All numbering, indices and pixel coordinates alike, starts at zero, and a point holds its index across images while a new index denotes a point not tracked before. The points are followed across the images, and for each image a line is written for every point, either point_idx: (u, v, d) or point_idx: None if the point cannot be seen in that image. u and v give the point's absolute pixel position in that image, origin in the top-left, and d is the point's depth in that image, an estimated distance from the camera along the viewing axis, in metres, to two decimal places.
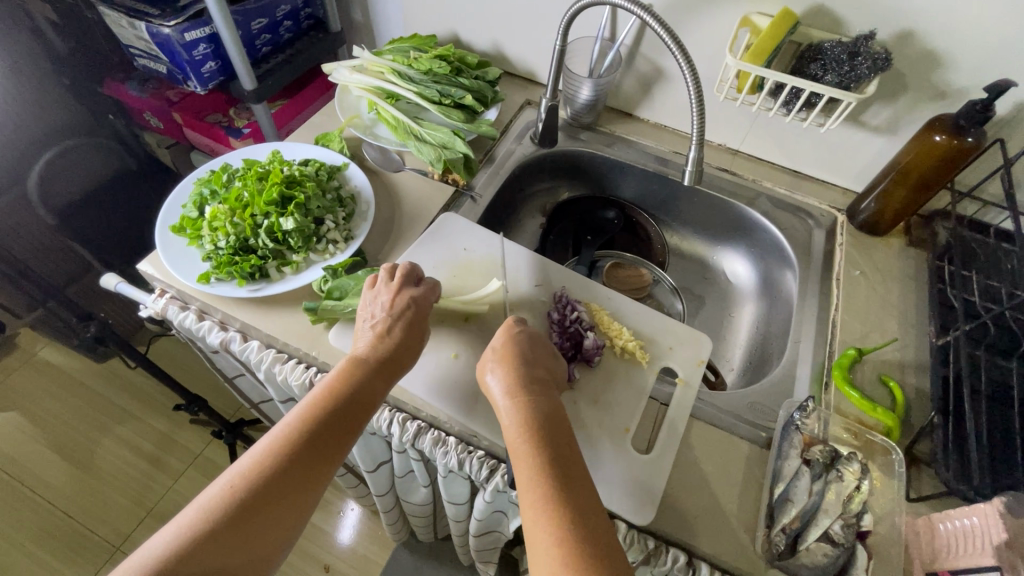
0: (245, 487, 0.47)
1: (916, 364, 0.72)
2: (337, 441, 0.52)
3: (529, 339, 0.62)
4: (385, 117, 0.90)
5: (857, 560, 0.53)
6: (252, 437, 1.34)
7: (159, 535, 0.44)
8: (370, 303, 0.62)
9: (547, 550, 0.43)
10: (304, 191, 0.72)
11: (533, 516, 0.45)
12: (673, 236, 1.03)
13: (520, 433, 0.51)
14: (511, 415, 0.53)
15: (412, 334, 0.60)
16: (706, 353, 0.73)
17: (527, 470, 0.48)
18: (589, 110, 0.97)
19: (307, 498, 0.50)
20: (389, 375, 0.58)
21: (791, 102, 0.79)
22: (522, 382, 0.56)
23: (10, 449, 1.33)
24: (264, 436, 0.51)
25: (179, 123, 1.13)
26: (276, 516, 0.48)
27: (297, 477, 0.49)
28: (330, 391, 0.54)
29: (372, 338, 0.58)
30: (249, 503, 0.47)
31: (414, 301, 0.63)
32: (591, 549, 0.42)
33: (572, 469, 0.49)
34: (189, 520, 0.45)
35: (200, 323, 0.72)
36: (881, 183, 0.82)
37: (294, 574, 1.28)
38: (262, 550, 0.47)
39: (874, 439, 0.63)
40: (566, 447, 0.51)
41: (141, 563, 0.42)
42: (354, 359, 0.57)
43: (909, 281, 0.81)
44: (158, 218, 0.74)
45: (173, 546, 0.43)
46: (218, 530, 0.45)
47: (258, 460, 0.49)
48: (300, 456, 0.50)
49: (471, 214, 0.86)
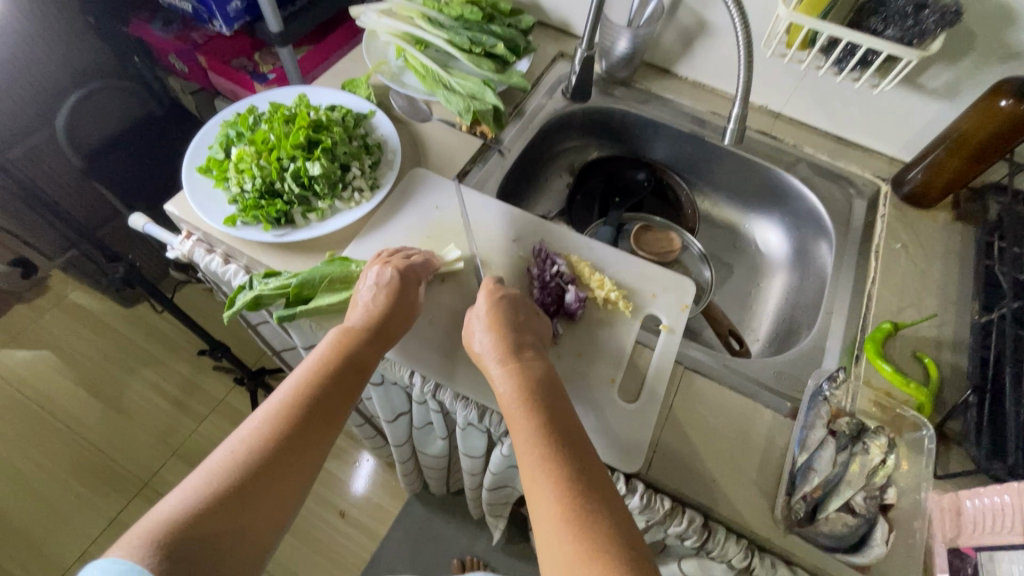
0: (250, 453, 0.47)
1: (953, 342, 0.69)
2: (337, 406, 0.53)
3: (515, 299, 0.62)
4: (414, 65, 0.87)
5: (877, 531, 0.53)
6: (272, 386, 1.37)
7: (166, 501, 0.43)
8: (362, 279, 0.62)
9: (547, 503, 0.45)
10: (331, 136, 0.71)
11: (531, 474, 0.47)
12: (704, 201, 0.99)
13: (515, 398, 0.52)
14: (504, 380, 0.54)
15: (404, 304, 0.61)
16: (689, 297, 0.71)
17: (521, 432, 0.49)
18: (625, 64, 0.93)
19: (311, 460, 0.50)
20: (383, 344, 0.58)
21: (844, 59, 0.75)
22: (511, 346, 0.56)
23: (45, 385, 1.39)
24: (263, 405, 0.51)
25: (204, 67, 1.11)
26: (283, 478, 0.47)
27: (300, 439, 0.49)
28: (325, 359, 0.54)
29: (364, 309, 0.59)
30: (254, 468, 0.46)
31: (407, 272, 0.63)
32: (595, 509, 0.44)
33: (572, 433, 0.50)
34: (194, 486, 0.44)
35: (225, 267, 0.72)
36: (935, 152, 0.77)
37: (311, 517, 1.33)
38: (272, 511, 0.46)
39: (904, 413, 0.61)
40: (560, 411, 0.51)
41: (150, 528, 0.41)
42: (346, 328, 0.57)
43: (953, 257, 0.77)
44: (185, 159, 0.73)
45: (182, 511, 0.42)
46: (226, 495, 0.44)
47: (261, 428, 0.49)
48: (301, 422, 0.50)
49: (497, 168, 0.84)
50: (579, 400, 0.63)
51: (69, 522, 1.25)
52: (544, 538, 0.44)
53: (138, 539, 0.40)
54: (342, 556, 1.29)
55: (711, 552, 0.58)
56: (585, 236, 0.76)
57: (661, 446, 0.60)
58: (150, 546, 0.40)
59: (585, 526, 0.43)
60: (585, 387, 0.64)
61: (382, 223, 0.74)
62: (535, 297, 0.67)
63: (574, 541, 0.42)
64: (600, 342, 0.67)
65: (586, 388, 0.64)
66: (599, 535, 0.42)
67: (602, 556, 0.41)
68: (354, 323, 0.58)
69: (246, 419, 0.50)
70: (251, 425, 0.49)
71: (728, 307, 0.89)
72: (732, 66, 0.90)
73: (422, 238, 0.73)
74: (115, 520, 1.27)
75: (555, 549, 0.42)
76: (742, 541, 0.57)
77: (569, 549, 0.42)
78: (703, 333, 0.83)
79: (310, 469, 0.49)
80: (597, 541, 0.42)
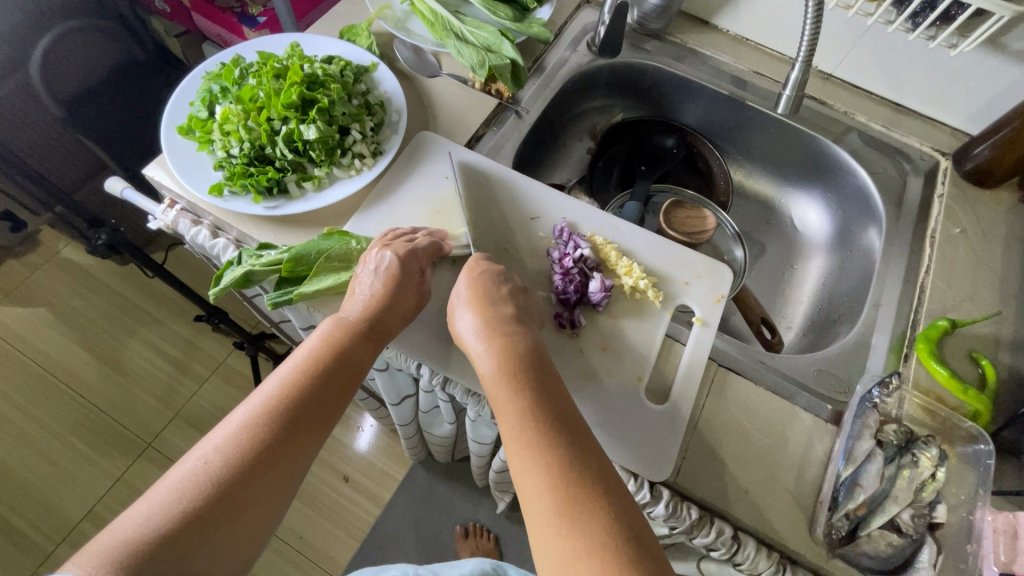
0: (224, 462, 0.40)
1: (1013, 341, 0.62)
2: (328, 409, 0.46)
3: (499, 274, 0.55)
4: (421, 9, 0.76)
5: (923, 553, 0.50)
6: (273, 351, 1.33)
7: (128, 515, 0.37)
8: (361, 264, 0.56)
9: (536, 492, 0.38)
10: (327, 94, 0.62)
11: (517, 457, 0.41)
12: (738, 172, 0.90)
13: (498, 377, 0.46)
14: (486, 359, 0.48)
15: (405, 294, 0.54)
16: (726, 287, 0.64)
17: (507, 412, 0.43)
18: (661, 14, 0.82)
19: (296, 469, 0.43)
20: (381, 340, 0.52)
21: (920, 14, 0.66)
22: (495, 321, 0.50)
23: (42, 344, 1.35)
24: (243, 403, 0.44)
25: (187, 7, 1.01)
26: (263, 490, 0.41)
27: (284, 445, 0.42)
28: (317, 354, 0.47)
29: (361, 299, 0.52)
30: (231, 478, 0.40)
31: (410, 257, 0.56)
32: (594, 499, 0.37)
33: (565, 412, 0.44)
34: (161, 499, 0.38)
35: (214, 240, 0.64)
36: (1009, 125, 0.67)
37: (315, 482, 1.32)
38: (249, 529, 0.40)
39: (959, 423, 0.55)
40: (553, 392, 0.45)
41: (108, 550, 0.35)
42: (340, 320, 0.51)
43: (1017, 243, 0.70)
44: (164, 117, 0.65)
45: (145, 529, 0.36)
46: (196, 511, 0.38)
47: (240, 430, 0.42)
48: (286, 425, 0.43)
49: (514, 133, 0.75)
50: (602, 399, 0.58)
51: (73, 481, 1.24)
52: (536, 532, 0.37)
53: (96, 560, 0.34)
54: (346, 520, 1.29)
55: (739, 564, 0.54)
56: (611, 214, 0.68)
57: (690, 452, 0.55)
58: (109, 572, 0.34)
59: (579, 517, 0.36)
60: (609, 385, 0.59)
61: (385, 195, 0.66)
62: (555, 286, 0.61)
63: (569, 536, 0.36)
64: (626, 337, 0.61)
65: (610, 385, 0.58)
66: (599, 530, 0.36)
67: (601, 553, 0.35)
68: (350, 314, 0.51)
69: (223, 419, 0.43)
70: (228, 427, 0.42)
71: (759, 291, 0.82)
72: (783, 19, 0.79)
73: (430, 214, 0.66)
74: (119, 481, 1.26)
75: (549, 545, 0.36)
76: (774, 556, 0.53)
77: (564, 546, 0.36)
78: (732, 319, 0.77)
79: (295, 481, 0.43)
80: (598, 537, 0.35)
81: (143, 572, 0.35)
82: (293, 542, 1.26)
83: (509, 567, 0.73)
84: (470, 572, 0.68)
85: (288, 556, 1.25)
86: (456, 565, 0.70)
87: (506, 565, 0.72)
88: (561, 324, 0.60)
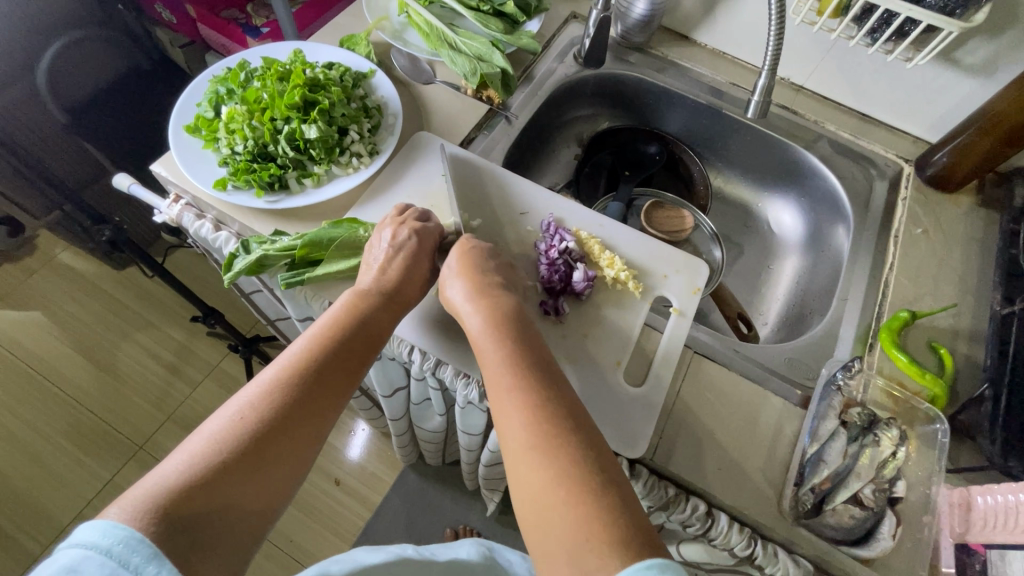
0: (257, 416, 0.43)
1: (970, 332, 0.67)
2: (349, 372, 0.49)
3: (488, 250, 0.58)
4: (417, 21, 0.81)
5: (883, 524, 0.52)
6: (267, 353, 1.34)
7: (166, 464, 0.40)
8: (374, 241, 0.59)
9: (514, 429, 0.41)
10: (328, 97, 0.66)
11: (498, 401, 0.44)
12: (717, 177, 0.95)
13: (484, 332, 0.49)
14: (474, 315, 0.51)
15: (420, 268, 0.58)
16: (703, 281, 0.68)
17: (491, 364, 0.46)
18: (642, 28, 0.87)
19: (321, 427, 0.46)
20: (398, 310, 0.56)
21: (878, 30, 0.71)
22: (483, 287, 0.53)
23: (37, 346, 1.37)
24: (269, 367, 0.47)
25: (193, 18, 1.05)
26: (290, 443, 0.44)
27: (310, 402, 0.46)
28: (338, 322, 0.51)
29: (378, 272, 0.56)
30: (263, 430, 0.43)
31: (423, 234, 0.60)
32: (565, 435, 0.40)
33: (545, 361, 0.47)
34: (198, 449, 0.41)
35: (216, 234, 0.67)
36: (966, 132, 0.72)
37: (306, 485, 1.33)
38: (278, 480, 0.43)
39: (918, 405, 0.59)
40: (536, 346, 0.48)
41: (148, 495, 0.37)
42: (358, 291, 0.54)
43: (975, 243, 0.74)
44: (172, 116, 0.69)
45: (183, 476, 0.39)
46: (231, 461, 0.41)
47: (269, 389, 0.45)
48: (313, 386, 0.47)
49: (504, 136, 0.80)
50: (584, 382, 0.61)
51: (64, 483, 1.25)
52: (515, 468, 0.40)
53: (138, 506, 0.37)
54: (337, 523, 1.30)
55: (713, 540, 0.57)
56: (597, 212, 0.73)
57: (666, 434, 0.59)
58: (153, 512, 0.36)
59: (551, 450, 0.39)
60: (591, 369, 0.62)
61: (380, 192, 0.70)
62: (540, 276, 0.64)
63: (544, 465, 0.39)
64: (607, 324, 0.64)
65: (591, 371, 0.62)
66: (568, 462, 0.39)
67: (571, 481, 0.38)
68: (367, 286, 0.55)
69: (251, 379, 0.47)
70: (257, 386, 0.46)
71: (737, 289, 0.86)
72: (758, 36, 0.85)
73: (425, 207, 0.69)
74: (109, 483, 1.26)
75: (524, 477, 0.39)
76: (745, 530, 0.55)
77: (536, 478, 0.39)
78: (711, 314, 0.81)
79: (320, 437, 0.46)
80: (566, 469, 0.38)
81: (184, 513, 0.37)
82: (284, 545, 1.27)
83: (501, 549, 0.76)
84: (467, 554, 0.72)
85: (277, 558, 1.25)
86: (452, 548, 0.73)
87: (500, 550, 0.76)
88: (546, 311, 0.63)
